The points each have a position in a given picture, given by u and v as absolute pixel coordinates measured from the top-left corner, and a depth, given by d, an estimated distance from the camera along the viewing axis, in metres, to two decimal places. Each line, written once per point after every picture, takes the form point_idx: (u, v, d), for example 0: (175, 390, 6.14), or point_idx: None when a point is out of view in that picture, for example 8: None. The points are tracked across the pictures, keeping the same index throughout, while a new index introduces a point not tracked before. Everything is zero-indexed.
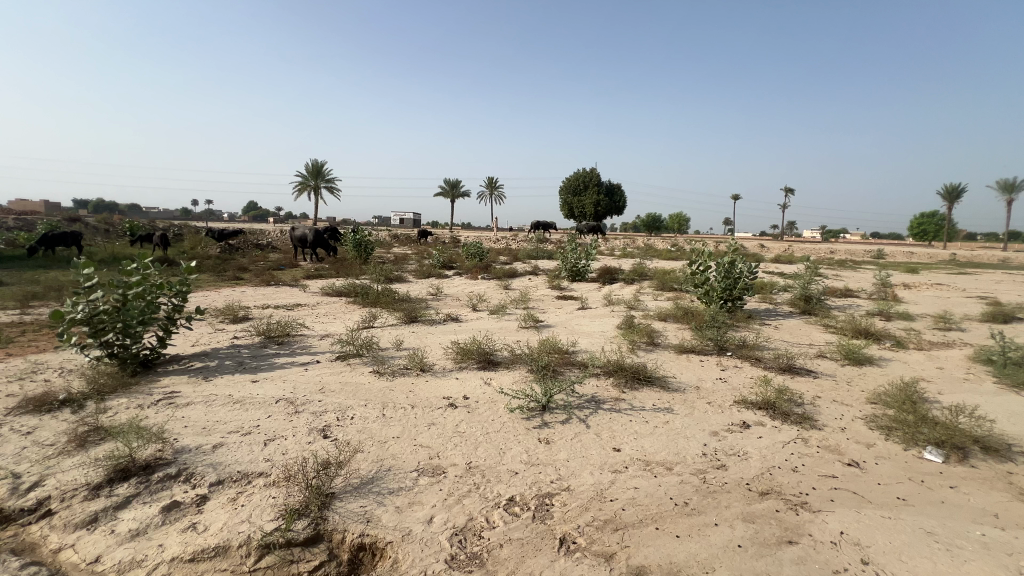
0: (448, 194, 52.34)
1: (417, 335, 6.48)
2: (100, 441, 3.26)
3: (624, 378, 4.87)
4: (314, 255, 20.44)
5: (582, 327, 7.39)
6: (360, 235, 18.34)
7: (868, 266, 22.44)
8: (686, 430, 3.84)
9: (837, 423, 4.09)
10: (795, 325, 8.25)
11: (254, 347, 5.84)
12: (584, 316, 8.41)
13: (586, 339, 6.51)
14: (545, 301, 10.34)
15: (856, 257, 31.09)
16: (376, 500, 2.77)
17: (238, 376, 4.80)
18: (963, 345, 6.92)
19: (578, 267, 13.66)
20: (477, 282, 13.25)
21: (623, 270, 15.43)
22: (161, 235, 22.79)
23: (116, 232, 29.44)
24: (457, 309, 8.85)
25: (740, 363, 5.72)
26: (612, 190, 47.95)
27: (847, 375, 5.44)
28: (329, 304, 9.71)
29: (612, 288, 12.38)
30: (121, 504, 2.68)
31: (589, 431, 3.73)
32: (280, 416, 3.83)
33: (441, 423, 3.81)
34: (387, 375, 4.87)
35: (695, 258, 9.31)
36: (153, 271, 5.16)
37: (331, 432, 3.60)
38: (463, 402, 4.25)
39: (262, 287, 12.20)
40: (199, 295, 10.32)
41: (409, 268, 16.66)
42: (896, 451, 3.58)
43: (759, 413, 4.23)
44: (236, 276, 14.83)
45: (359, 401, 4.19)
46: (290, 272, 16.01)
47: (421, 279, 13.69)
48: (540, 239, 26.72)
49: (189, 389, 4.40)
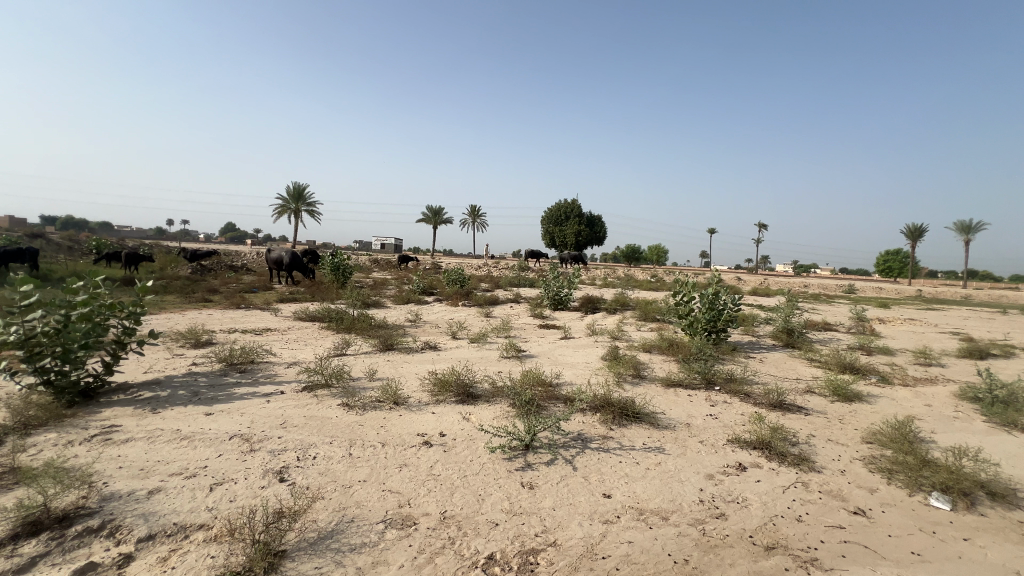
0: (431, 219, 52.31)
1: (393, 365, 6.11)
2: (11, 487, 2.80)
3: (611, 415, 4.59)
4: (290, 278, 19.86)
5: (566, 358, 7.13)
6: (338, 258, 17.93)
7: (842, 300, 22.93)
8: (680, 473, 3.56)
9: (836, 465, 3.87)
10: (779, 358, 8.15)
11: (213, 375, 5.38)
12: (568, 346, 8.15)
13: (571, 370, 6.25)
14: (528, 329, 10.08)
15: (829, 291, 31.88)
16: (334, 560, 2.39)
17: (190, 407, 4.35)
18: (946, 381, 6.87)
19: (560, 296, 13.49)
20: (458, 308, 12.95)
21: (605, 300, 15.35)
22: (129, 254, 21.90)
23: (81, 249, 28.28)
24: (436, 337, 8.51)
25: (729, 399, 5.51)
26: (594, 222, 48.71)
27: (838, 413, 5.28)
28: (301, 329, 9.25)
29: (595, 317, 12.23)
30: (23, 568, 2.25)
31: (576, 474, 3.42)
32: (232, 455, 3.42)
33: (414, 465, 3.45)
34: (357, 409, 4.48)
35: (678, 288, 9.23)
36: (103, 291, 4.75)
37: (288, 474, 3.20)
38: (439, 439, 3.89)
39: (231, 310, 11.63)
40: (161, 318, 9.73)
41: (388, 293, 16.27)
42: (902, 497, 3.36)
43: (754, 454, 3.98)
44: (205, 298, 14.19)
45: (324, 438, 3.79)
46: (263, 295, 15.43)
47: (400, 305, 13.30)
48: (522, 267, 26.67)
49: (132, 423, 3.94)
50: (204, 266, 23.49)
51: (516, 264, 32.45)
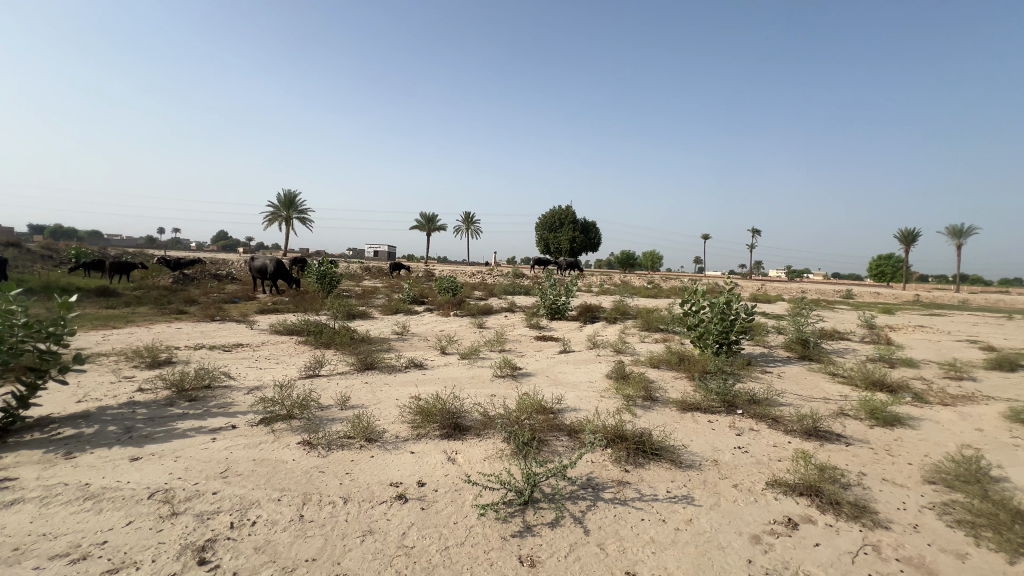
0: (424, 227, 51.59)
1: (370, 389, 5.34)
2: None
3: (625, 452, 3.86)
4: (275, 287, 19.05)
5: (566, 376, 6.40)
6: (324, 267, 17.12)
7: (845, 307, 22.39)
8: (719, 536, 2.82)
9: (905, 518, 3.15)
10: (799, 374, 7.45)
11: (157, 404, 4.60)
12: (568, 362, 7.41)
13: (574, 393, 5.52)
14: (523, 343, 9.35)
15: (828, 297, 31.40)
16: None
17: (115, 450, 3.58)
18: (988, 399, 6.19)
19: (557, 305, 12.78)
20: (449, 319, 12.20)
21: (604, 308, 14.65)
22: (110, 265, 21.03)
23: (61, 258, 27.37)
24: (422, 352, 7.74)
25: (756, 427, 4.80)
26: (589, 228, 48.27)
27: (883, 442, 4.57)
28: (277, 344, 8.45)
29: (595, 328, 11.51)
30: None
31: (588, 542, 2.68)
32: (145, 523, 2.64)
33: (382, 531, 2.70)
34: (320, 449, 3.72)
35: (686, 297, 8.56)
36: (18, 308, 3.99)
37: (213, 552, 2.43)
38: (416, 492, 3.13)
39: (205, 322, 10.80)
40: (124, 334, 8.91)
41: (377, 303, 15.50)
42: (1002, 566, 2.64)
43: (804, 505, 3.25)
44: (180, 309, 13.34)
45: (272, 493, 3.02)
46: (244, 306, 14.61)
47: (387, 316, 12.53)
48: (517, 275, 26.01)
49: (32, 474, 3.16)
50: (186, 275, 22.57)
51: (511, 272, 31.75)
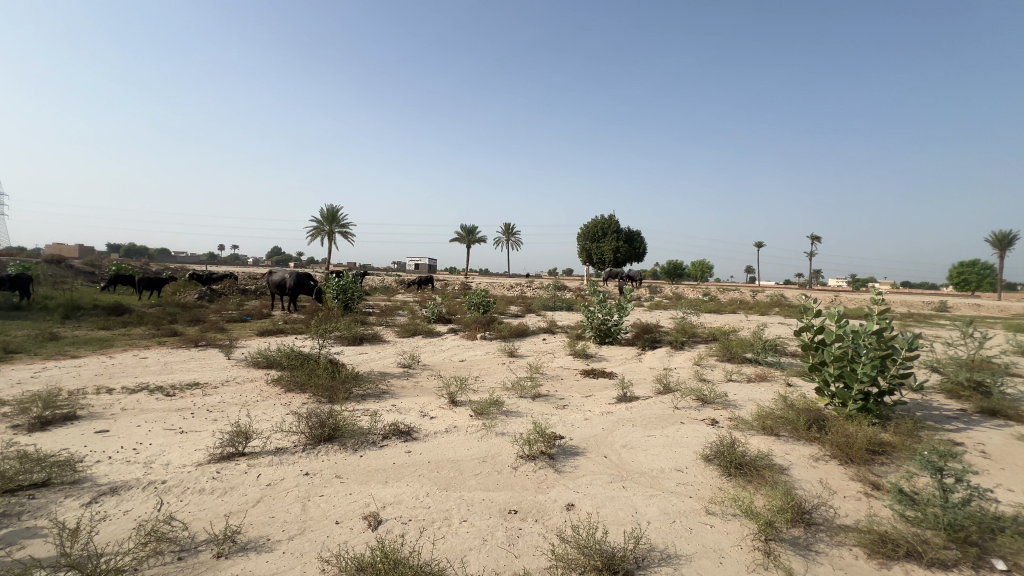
0: (463, 239, 50.11)
1: (303, 496, 3.10)
2: None
3: None
4: (293, 304, 17.47)
5: (638, 461, 3.91)
6: (343, 281, 15.32)
7: (953, 323, 18.25)
8: None
9: None
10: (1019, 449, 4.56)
11: None
12: (635, 425, 4.87)
13: (661, 514, 3.06)
14: (566, 382, 6.91)
15: (921, 310, 26.76)
16: None
17: None
18: None
19: (608, 326, 10.22)
20: (473, 344, 9.90)
21: (664, 327, 11.92)
22: (137, 281, 20.28)
23: (99, 276, 27.38)
24: (423, 402, 5.45)
25: None
26: (632, 238, 45.18)
27: None
28: (240, 385, 6.39)
29: (658, 357, 8.88)
30: None
31: None
32: None
33: None
34: None
35: (809, 323, 5.85)
36: None
37: None
38: None
39: (181, 350, 8.96)
40: (67, 368, 7.13)
41: (396, 322, 13.49)
42: None
43: None
44: (175, 331, 11.71)
45: None
46: (248, 326, 12.92)
47: (400, 340, 10.42)
48: (556, 288, 23.56)
49: None
50: (213, 291, 21.53)
51: (548, 285, 29.24)
